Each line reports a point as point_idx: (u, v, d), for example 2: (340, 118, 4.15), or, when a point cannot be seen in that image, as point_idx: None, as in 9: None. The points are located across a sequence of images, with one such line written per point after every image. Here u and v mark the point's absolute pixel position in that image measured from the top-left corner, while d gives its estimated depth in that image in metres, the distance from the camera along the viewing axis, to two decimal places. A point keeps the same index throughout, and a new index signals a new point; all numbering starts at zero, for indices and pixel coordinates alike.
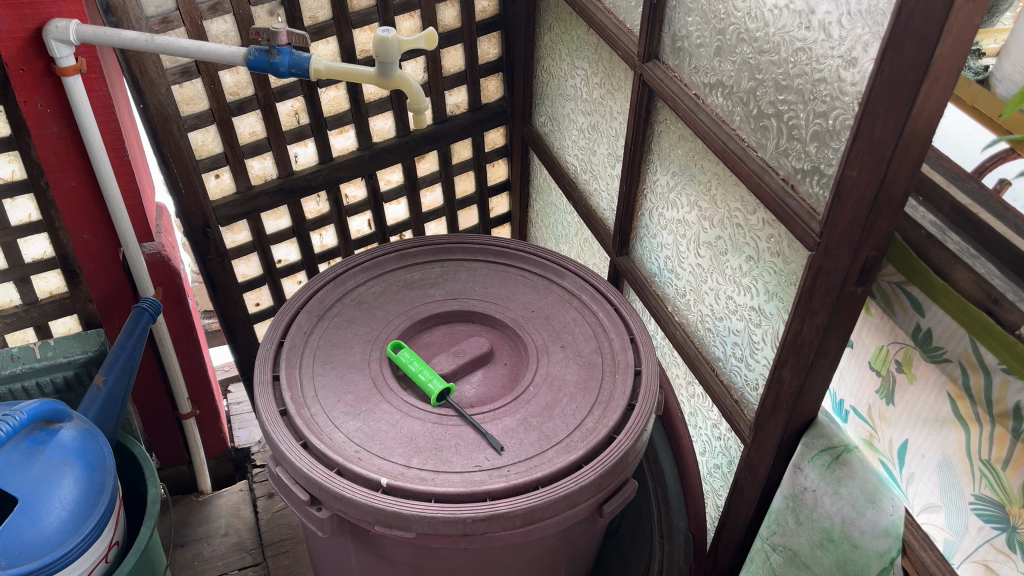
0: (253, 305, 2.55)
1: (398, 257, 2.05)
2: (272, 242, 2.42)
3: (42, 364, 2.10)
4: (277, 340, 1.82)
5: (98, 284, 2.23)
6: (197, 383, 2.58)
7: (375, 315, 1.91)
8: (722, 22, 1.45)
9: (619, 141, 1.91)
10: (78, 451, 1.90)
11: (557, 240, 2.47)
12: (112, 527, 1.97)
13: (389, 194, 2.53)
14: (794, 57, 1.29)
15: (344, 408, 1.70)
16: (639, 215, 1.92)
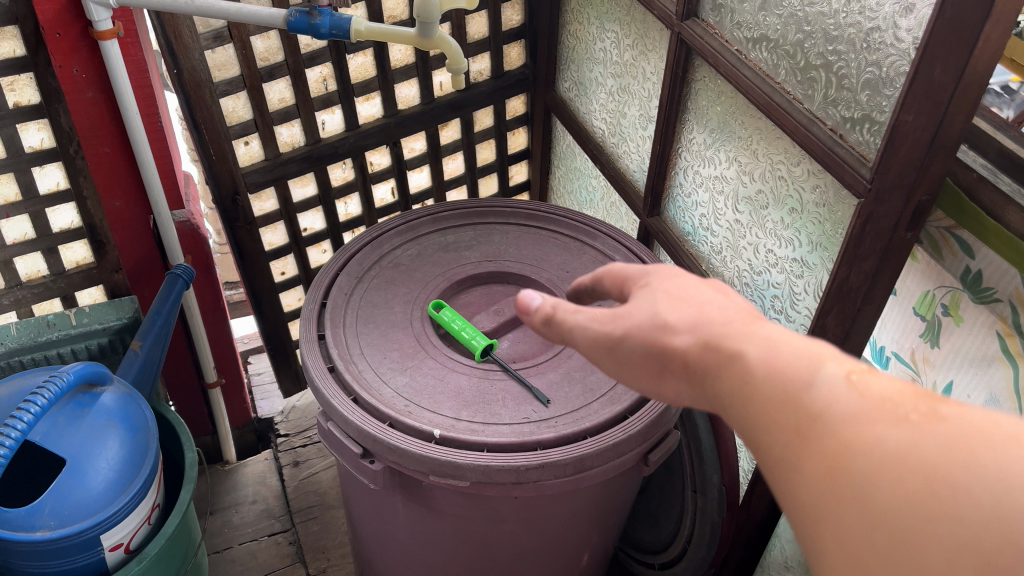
0: (279, 274, 2.55)
1: (432, 221, 2.07)
2: (298, 210, 2.43)
3: (77, 331, 2.12)
4: (319, 301, 1.84)
5: (128, 251, 2.24)
6: (223, 352, 2.60)
7: (413, 276, 1.93)
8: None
9: (652, 101, 1.94)
10: (121, 413, 1.93)
11: (581, 205, 2.50)
12: (155, 490, 2.00)
13: (413, 162, 2.54)
14: (845, 8, 1.32)
15: (391, 365, 1.73)
16: (671, 175, 1.96)
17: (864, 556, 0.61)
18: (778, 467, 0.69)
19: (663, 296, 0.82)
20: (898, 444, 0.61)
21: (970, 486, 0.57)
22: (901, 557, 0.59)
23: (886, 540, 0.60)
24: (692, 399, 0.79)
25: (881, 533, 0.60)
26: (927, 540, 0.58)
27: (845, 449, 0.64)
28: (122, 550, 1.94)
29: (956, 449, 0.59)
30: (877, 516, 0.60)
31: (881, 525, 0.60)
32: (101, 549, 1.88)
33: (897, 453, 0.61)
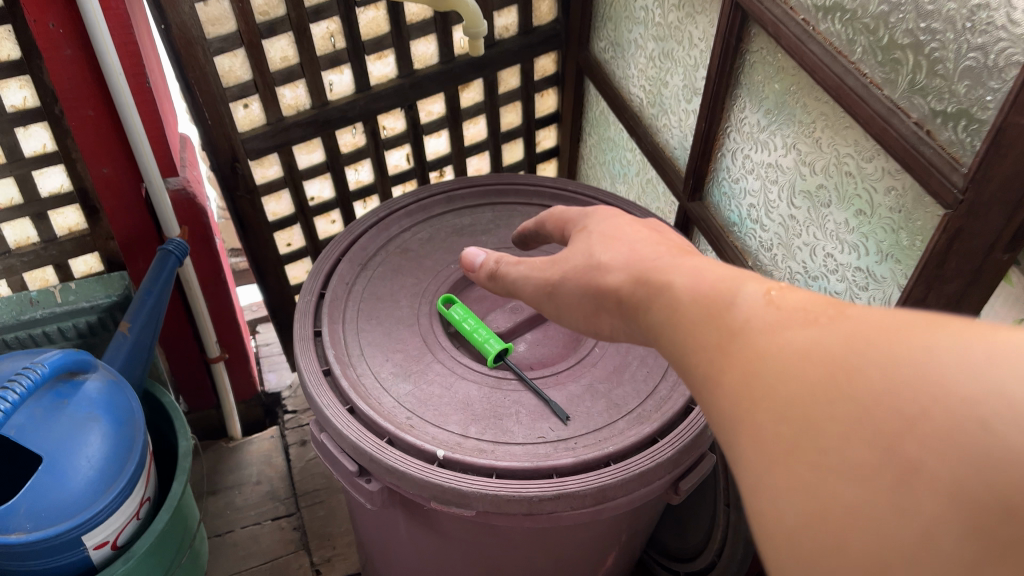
0: (285, 245, 2.37)
1: (446, 201, 1.86)
2: (304, 177, 2.24)
3: (63, 310, 1.95)
4: (317, 291, 1.66)
5: (120, 222, 2.07)
6: (227, 326, 2.44)
7: (423, 265, 1.74)
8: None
9: (698, 71, 1.70)
10: (104, 405, 1.76)
11: (614, 179, 2.28)
12: (143, 483, 1.86)
13: (430, 126, 2.32)
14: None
15: (392, 369, 1.55)
16: (718, 156, 1.73)
17: (768, 449, 0.56)
18: (709, 390, 0.68)
19: (606, 250, 1.06)
20: (800, 339, 0.60)
21: (862, 362, 0.53)
22: (797, 440, 0.54)
23: (785, 429, 0.55)
24: (623, 330, 1.01)
25: (784, 426, 0.56)
26: (822, 422, 0.53)
27: (757, 355, 0.63)
28: (109, 547, 1.81)
29: (854, 338, 0.55)
30: (774, 405, 0.57)
31: (783, 415, 0.56)
32: (85, 548, 1.74)
33: (799, 351, 0.59)
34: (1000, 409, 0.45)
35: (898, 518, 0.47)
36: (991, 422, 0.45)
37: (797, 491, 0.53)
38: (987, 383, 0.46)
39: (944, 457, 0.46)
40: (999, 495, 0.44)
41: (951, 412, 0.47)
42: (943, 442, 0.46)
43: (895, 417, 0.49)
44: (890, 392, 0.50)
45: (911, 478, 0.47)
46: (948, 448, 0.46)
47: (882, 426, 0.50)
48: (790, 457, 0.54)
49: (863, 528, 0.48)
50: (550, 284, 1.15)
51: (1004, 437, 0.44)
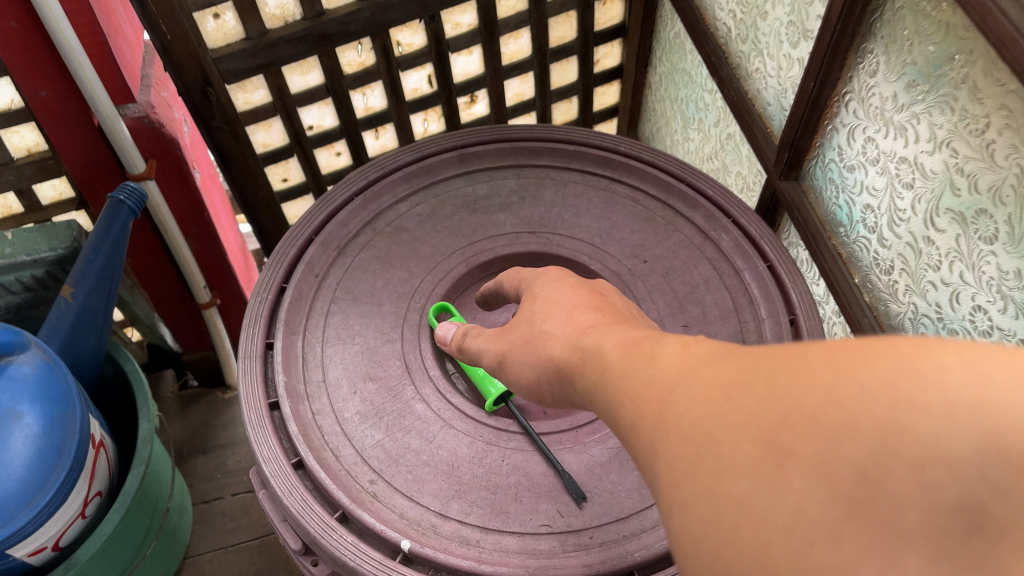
0: (280, 181, 1.99)
1: (457, 160, 1.43)
2: (299, 103, 1.81)
3: (0, 265, 1.63)
4: (277, 285, 1.28)
5: (72, 155, 1.71)
6: (217, 268, 2.10)
7: (417, 253, 1.34)
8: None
9: (816, 6, 1.19)
10: (31, 396, 1.44)
11: (686, 123, 1.79)
12: (87, 480, 1.55)
13: (458, 42, 1.84)
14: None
15: (360, 408, 1.17)
16: (828, 128, 1.24)
17: (672, 472, 0.51)
18: (651, 465, 0.55)
19: (547, 316, 0.82)
20: (702, 367, 0.56)
21: (750, 379, 0.49)
22: (697, 459, 0.49)
23: (686, 447, 0.50)
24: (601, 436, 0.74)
25: (686, 445, 0.51)
26: (717, 437, 0.48)
27: (669, 389, 0.57)
28: (49, 551, 1.52)
29: (750, 362, 0.52)
30: (681, 427, 0.52)
31: (685, 436, 0.51)
32: (16, 558, 1.46)
33: (703, 381, 0.54)
34: (865, 386, 0.42)
35: (779, 505, 0.43)
36: (851, 404, 0.42)
37: (701, 504, 0.47)
38: (851, 368, 0.44)
39: (815, 440, 0.43)
40: (864, 463, 0.40)
41: (823, 401, 0.44)
42: (813, 429, 0.43)
43: (774, 417, 0.46)
44: (772, 394, 0.47)
45: (789, 466, 0.43)
46: (817, 435, 0.43)
47: (763, 428, 0.46)
48: (691, 475, 0.49)
49: (751, 528, 0.43)
50: (498, 352, 0.88)
51: (864, 409, 0.42)
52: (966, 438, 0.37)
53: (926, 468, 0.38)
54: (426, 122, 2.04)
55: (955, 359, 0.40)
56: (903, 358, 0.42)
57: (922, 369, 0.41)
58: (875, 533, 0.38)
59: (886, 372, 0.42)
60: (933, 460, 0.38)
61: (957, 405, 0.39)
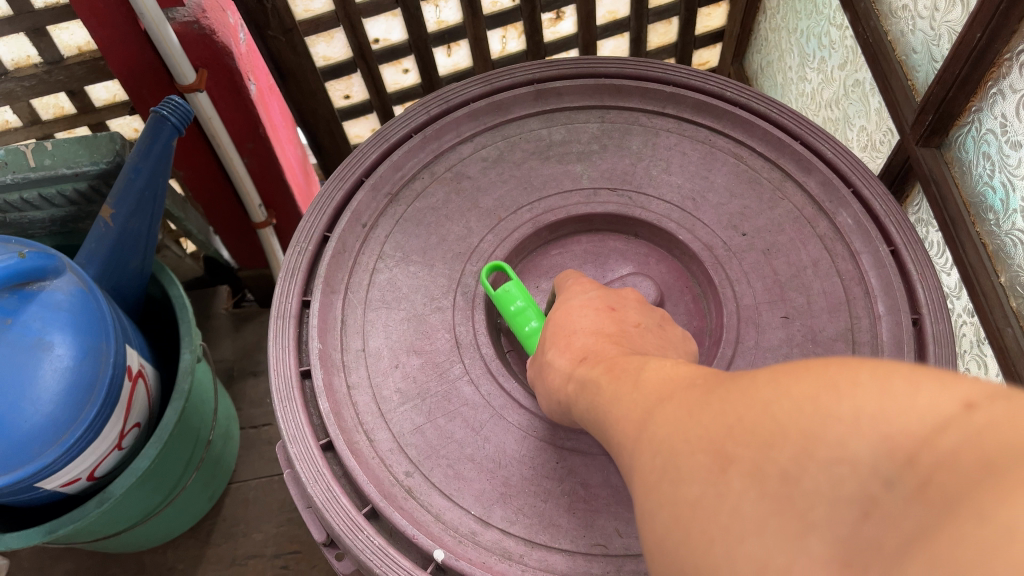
0: (342, 98, 1.84)
1: (533, 97, 1.23)
2: (364, 14, 1.62)
3: (40, 177, 1.52)
4: (320, 234, 1.14)
5: (118, 57, 1.57)
6: (274, 186, 1.97)
7: (478, 206, 1.17)
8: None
9: None
10: (63, 326, 1.36)
11: (805, 61, 1.53)
12: (123, 412, 1.48)
13: None
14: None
15: (402, 386, 1.04)
16: (993, 90, 1.00)
17: (640, 477, 0.55)
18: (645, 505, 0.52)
19: (553, 345, 0.84)
20: (674, 392, 0.59)
21: (711, 396, 0.53)
22: (660, 468, 0.52)
23: (655, 460, 0.53)
24: None
25: (652, 455, 0.54)
26: (677, 448, 0.52)
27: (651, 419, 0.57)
28: (84, 481, 1.48)
29: (715, 385, 0.54)
30: (653, 439, 0.55)
31: (652, 446, 0.55)
32: (48, 488, 1.42)
33: (676, 400, 0.57)
34: (794, 399, 0.45)
35: (719, 505, 0.46)
36: (783, 418, 0.45)
37: (661, 509, 0.50)
38: (783, 384, 0.47)
39: (752, 448, 0.46)
40: (788, 465, 0.43)
41: (763, 415, 0.46)
42: (751, 440, 0.46)
43: (723, 430, 0.49)
44: (723, 407, 0.50)
45: (731, 471, 0.46)
46: (755, 443, 0.46)
47: (713, 438, 0.49)
48: (653, 481, 0.53)
49: (698, 527, 0.47)
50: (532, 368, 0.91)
51: (790, 419, 0.44)
52: (868, 441, 0.40)
53: (834, 468, 0.41)
54: (504, 39, 1.82)
55: (869, 373, 0.42)
56: (828, 376, 0.44)
57: (841, 385, 0.43)
58: (790, 525, 0.42)
59: (812, 388, 0.44)
60: (842, 462, 0.41)
61: (864, 415, 0.40)
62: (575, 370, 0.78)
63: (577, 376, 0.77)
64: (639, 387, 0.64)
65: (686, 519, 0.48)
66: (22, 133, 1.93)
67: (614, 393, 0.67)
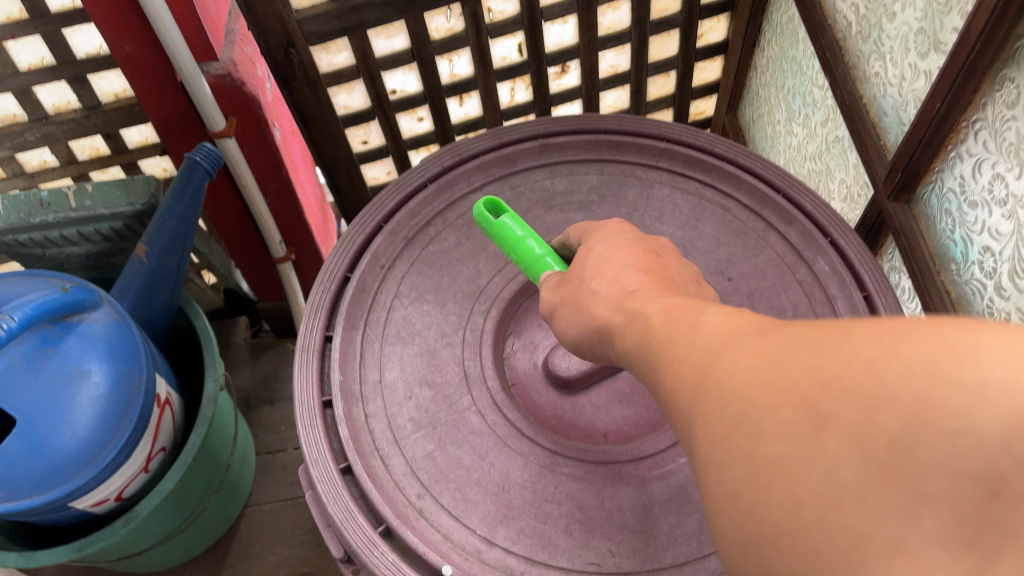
0: (360, 143, 1.95)
1: (538, 151, 1.35)
2: (383, 67, 1.74)
3: (80, 217, 1.64)
4: (341, 274, 1.25)
5: (155, 105, 1.70)
6: (294, 223, 2.09)
7: (486, 249, 1.28)
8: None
9: (952, 18, 1.05)
10: (99, 355, 1.47)
11: (791, 116, 1.65)
12: (152, 437, 1.59)
13: (553, 11, 1.74)
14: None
15: (415, 415, 1.14)
16: (951, 153, 1.11)
17: (713, 426, 0.56)
18: None
19: (596, 275, 0.85)
20: (746, 336, 0.59)
21: (792, 349, 0.53)
22: (739, 420, 0.54)
23: (727, 410, 0.55)
24: None
25: (727, 405, 0.55)
26: (759, 400, 0.53)
27: None
28: (112, 501, 1.57)
29: (793, 334, 0.55)
30: (725, 388, 0.56)
31: (727, 397, 0.56)
32: (79, 508, 1.51)
33: (747, 349, 0.57)
34: (904, 362, 0.46)
35: (811, 467, 0.48)
36: (890, 380, 0.46)
37: (738, 464, 0.53)
38: (890, 344, 0.47)
39: (854, 409, 0.47)
40: (897, 431, 0.44)
41: (865, 375, 0.47)
42: (854, 400, 0.47)
43: (816, 386, 0.50)
44: (814, 364, 0.51)
45: (825, 432, 0.48)
46: (859, 405, 0.47)
47: (804, 394, 0.50)
48: (732, 433, 0.54)
49: (786, 487, 0.49)
50: (552, 300, 0.91)
51: (899, 383, 0.45)
52: (995, 416, 0.41)
53: (953, 440, 0.42)
54: (512, 91, 1.94)
55: (994, 341, 0.43)
56: (941, 339, 0.45)
57: (958, 351, 0.44)
58: (901, 497, 0.43)
59: (925, 350, 0.45)
60: (960, 433, 0.42)
61: (988, 386, 0.42)
62: (628, 304, 0.77)
63: (629, 309, 0.76)
64: (696, 337, 0.64)
65: (768, 478, 0.50)
66: (59, 172, 2.05)
67: (669, 338, 0.67)
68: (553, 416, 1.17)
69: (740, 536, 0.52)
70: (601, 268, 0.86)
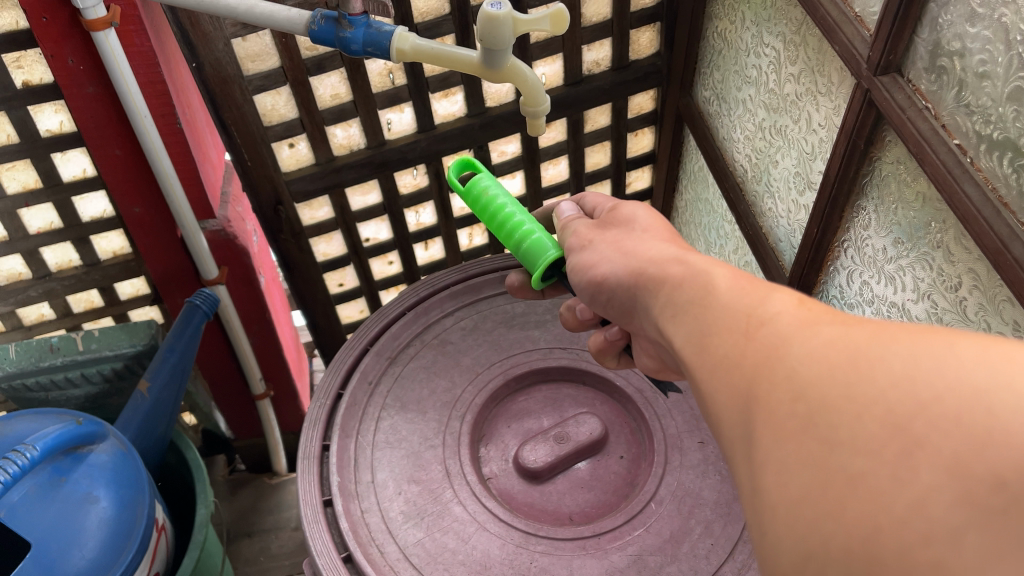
0: (336, 285, 2.18)
1: (499, 280, 1.60)
2: (358, 219, 2.01)
3: (85, 359, 1.82)
4: (334, 391, 1.44)
5: (155, 259, 1.91)
6: (273, 362, 2.28)
7: (459, 365, 1.49)
8: (1011, 12, 0.91)
9: (816, 163, 1.36)
10: (107, 481, 1.60)
11: (709, 247, 1.95)
12: (150, 562, 1.68)
13: (503, 168, 2.05)
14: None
15: (404, 508, 1.31)
16: (830, 267, 1.40)
17: (776, 422, 0.52)
18: None
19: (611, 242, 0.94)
20: (819, 328, 0.56)
21: (885, 355, 0.50)
22: (812, 419, 0.51)
23: (798, 407, 0.52)
24: None
25: (797, 402, 0.52)
26: (839, 404, 0.50)
27: None
28: None
29: (884, 333, 0.52)
30: (799, 382, 0.53)
31: (800, 393, 0.52)
32: None
33: (827, 342, 0.54)
34: (1012, 396, 0.44)
35: (896, 489, 0.45)
36: (1003, 418, 0.44)
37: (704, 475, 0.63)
38: (1001, 375, 0.46)
39: (954, 439, 0.44)
40: (999, 470, 0.42)
41: (970, 403, 0.45)
42: (954, 430, 0.45)
43: (909, 402, 0.47)
44: (907, 379, 0.48)
45: (918, 455, 0.45)
46: (959, 435, 0.44)
47: (892, 409, 0.47)
48: (803, 433, 0.51)
49: (863, 500, 0.46)
50: (588, 237, 0.96)
51: (1007, 420, 0.44)
52: None
53: None
54: (470, 235, 2.22)
55: None
56: None
57: None
58: (996, 537, 0.41)
59: None
60: None
61: None
62: (693, 258, 0.74)
63: (691, 263, 0.73)
64: (764, 317, 0.60)
65: (840, 489, 0.47)
66: (54, 324, 2.22)
67: (730, 308, 0.62)
68: (525, 503, 1.36)
69: (790, 539, 0.49)
70: (648, 234, 0.90)
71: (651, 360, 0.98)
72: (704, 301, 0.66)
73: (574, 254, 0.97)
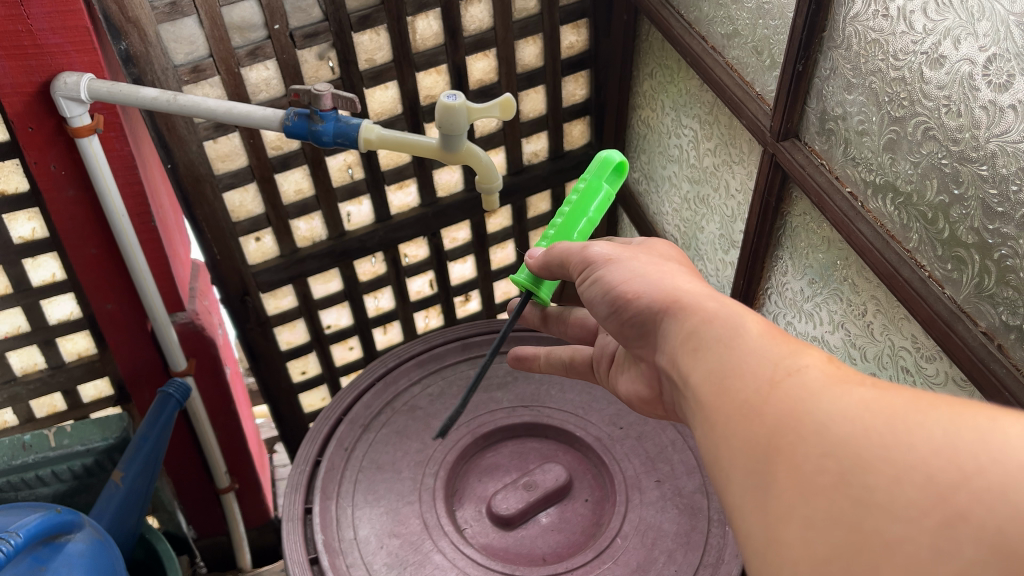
0: (299, 373, 2.26)
1: (461, 347, 1.72)
2: (320, 307, 2.13)
3: (58, 454, 1.86)
4: (312, 459, 1.52)
5: (125, 356, 1.98)
6: (238, 454, 2.33)
7: (429, 427, 1.60)
8: (878, 80, 1.12)
9: (737, 224, 1.55)
10: (86, 567, 1.60)
11: None
12: None
13: (455, 253, 2.21)
14: (996, 135, 0.95)
15: (387, 560, 1.39)
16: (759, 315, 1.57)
17: (802, 480, 0.44)
18: None
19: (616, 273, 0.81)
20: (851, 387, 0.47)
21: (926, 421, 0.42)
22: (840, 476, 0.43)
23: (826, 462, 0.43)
24: None
25: (828, 458, 0.44)
26: (877, 466, 0.41)
27: None
28: None
29: (926, 400, 0.43)
30: (829, 443, 0.44)
31: (830, 449, 0.44)
32: None
33: (862, 402, 0.45)
34: None
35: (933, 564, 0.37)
36: None
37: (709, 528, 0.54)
38: None
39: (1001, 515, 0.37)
40: None
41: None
42: (1004, 505, 0.37)
43: (952, 471, 0.39)
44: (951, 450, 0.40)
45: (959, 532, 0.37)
46: (1009, 510, 0.37)
47: (934, 473, 0.39)
48: (834, 491, 0.42)
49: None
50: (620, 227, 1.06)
51: None
52: None
53: None
54: (426, 318, 2.35)
55: None
56: None
57: None
58: None
59: None
60: None
61: None
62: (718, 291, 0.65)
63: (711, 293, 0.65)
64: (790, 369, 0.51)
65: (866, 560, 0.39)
66: (16, 430, 2.21)
67: (754, 355, 0.53)
68: (500, 549, 1.45)
69: None
70: None
71: (643, 386, 0.84)
72: (718, 341, 0.57)
73: (576, 255, 0.87)
